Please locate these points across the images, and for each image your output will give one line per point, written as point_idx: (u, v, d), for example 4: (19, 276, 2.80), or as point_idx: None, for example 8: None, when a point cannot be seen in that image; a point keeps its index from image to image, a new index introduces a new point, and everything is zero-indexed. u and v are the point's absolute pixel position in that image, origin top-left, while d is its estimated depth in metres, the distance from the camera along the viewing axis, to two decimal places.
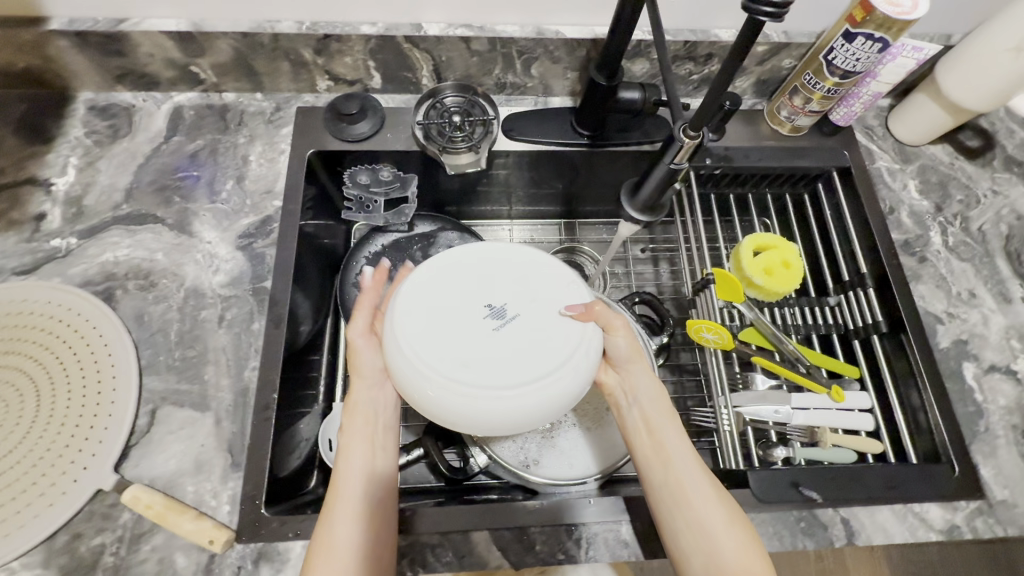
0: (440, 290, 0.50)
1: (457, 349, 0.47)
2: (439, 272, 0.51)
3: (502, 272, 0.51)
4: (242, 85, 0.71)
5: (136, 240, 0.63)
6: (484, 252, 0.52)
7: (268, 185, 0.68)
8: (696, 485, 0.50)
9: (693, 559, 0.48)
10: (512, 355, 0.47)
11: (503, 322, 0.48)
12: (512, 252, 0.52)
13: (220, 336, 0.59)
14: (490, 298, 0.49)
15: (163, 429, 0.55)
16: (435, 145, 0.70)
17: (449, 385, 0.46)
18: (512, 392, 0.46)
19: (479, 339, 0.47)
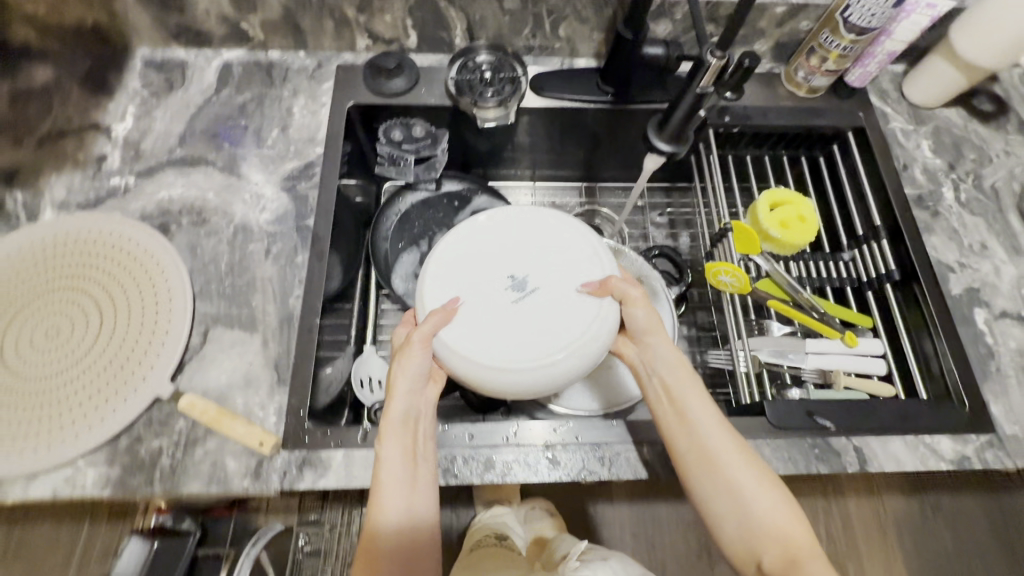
0: (466, 264, 0.57)
1: (484, 318, 0.53)
2: (465, 246, 0.58)
3: (522, 246, 0.57)
4: (288, 43, 0.76)
5: (189, 181, 0.68)
6: (504, 227, 0.59)
7: (310, 134, 0.72)
8: (724, 450, 0.51)
9: (729, 521, 0.49)
10: (533, 323, 0.53)
11: (524, 293, 0.55)
12: (529, 228, 0.59)
13: (266, 267, 0.64)
14: (512, 270, 0.56)
15: (215, 347, 0.60)
16: (467, 99, 0.73)
17: (478, 353, 0.52)
18: (535, 354, 0.52)
19: (503, 309, 0.54)
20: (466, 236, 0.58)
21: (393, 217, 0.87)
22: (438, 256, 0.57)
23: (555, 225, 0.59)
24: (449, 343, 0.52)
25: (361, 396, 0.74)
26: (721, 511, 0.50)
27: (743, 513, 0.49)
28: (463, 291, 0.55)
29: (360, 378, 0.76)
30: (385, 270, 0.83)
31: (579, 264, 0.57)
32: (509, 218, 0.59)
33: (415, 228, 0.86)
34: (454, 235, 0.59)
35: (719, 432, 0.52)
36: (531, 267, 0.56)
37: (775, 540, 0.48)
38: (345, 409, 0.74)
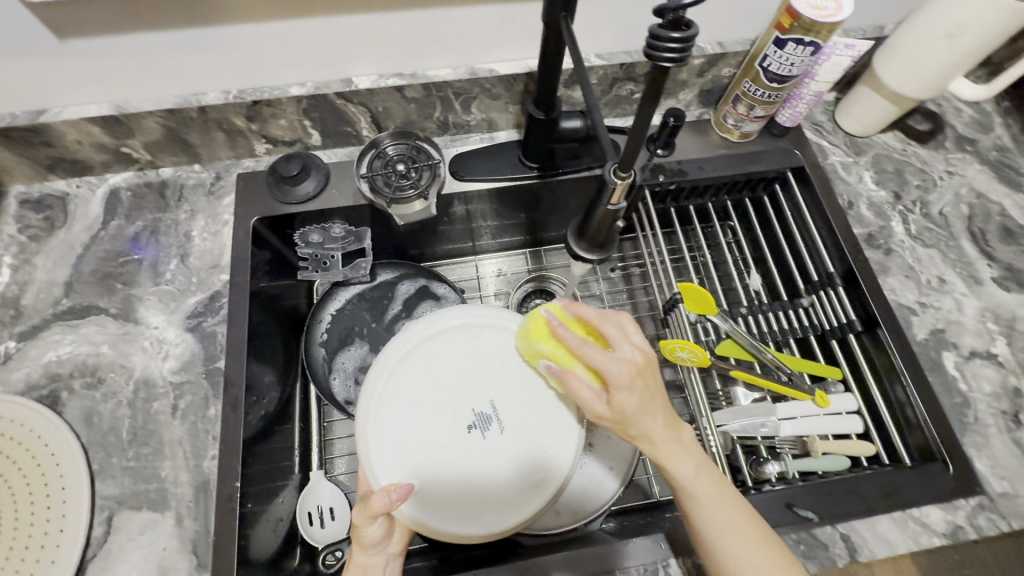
0: (417, 435, 0.52)
1: (468, 471, 0.52)
2: (401, 421, 0.53)
3: (459, 381, 0.54)
4: (179, 159, 0.69)
5: (80, 336, 0.61)
6: (429, 373, 0.55)
7: (214, 260, 0.66)
8: (698, 484, 0.44)
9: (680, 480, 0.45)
10: (516, 449, 0.52)
11: (489, 425, 0.53)
12: (425, 373, 0.55)
13: (175, 428, 0.57)
14: (463, 421, 0.53)
15: (122, 536, 0.52)
16: (383, 198, 0.67)
17: (488, 505, 0.51)
18: (560, 457, 0.52)
19: (481, 455, 0.52)
20: (396, 408, 0.53)
21: (326, 319, 0.79)
22: (376, 448, 0.51)
23: (434, 348, 0.56)
24: (453, 519, 0.50)
25: (310, 534, 0.68)
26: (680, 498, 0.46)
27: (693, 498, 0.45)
28: (431, 464, 0.51)
29: (308, 512, 0.69)
30: (323, 382, 0.75)
31: (491, 347, 0.56)
32: (428, 361, 0.55)
33: (352, 328, 0.79)
34: (379, 416, 0.53)
35: (679, 449, 0.45)
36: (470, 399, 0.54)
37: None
38: (296, 548, 0.68)
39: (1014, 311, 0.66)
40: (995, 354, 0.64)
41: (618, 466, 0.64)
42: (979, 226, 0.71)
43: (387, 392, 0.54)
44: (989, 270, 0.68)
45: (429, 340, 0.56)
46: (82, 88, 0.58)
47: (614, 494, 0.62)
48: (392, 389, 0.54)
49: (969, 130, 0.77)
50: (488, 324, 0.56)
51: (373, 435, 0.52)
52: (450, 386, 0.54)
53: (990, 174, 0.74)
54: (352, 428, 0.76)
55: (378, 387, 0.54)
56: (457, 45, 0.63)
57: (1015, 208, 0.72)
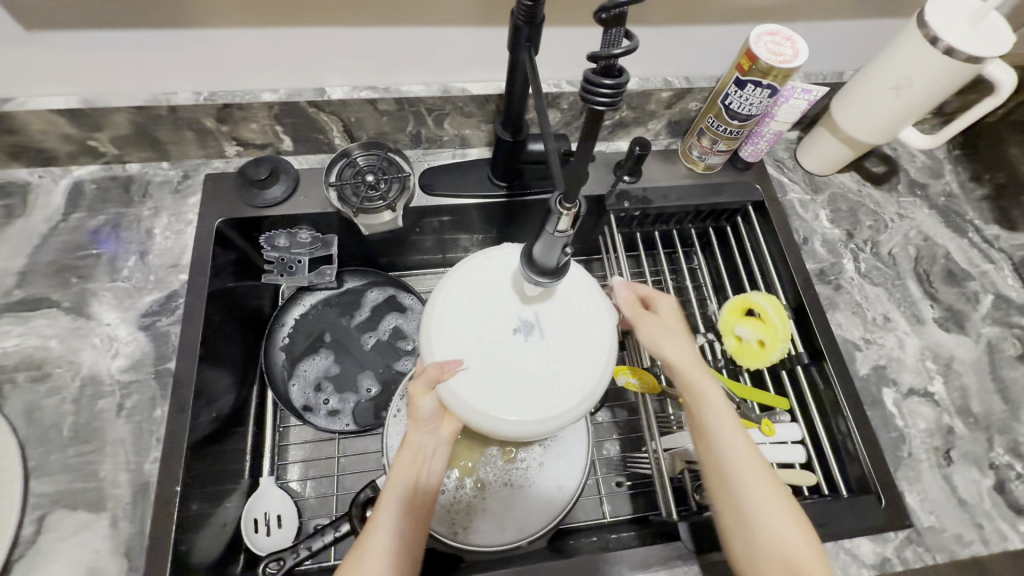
0: (464, 328, 0.49)
1: (507, 371, 0.48)
2: (453, 315, 0.49)
3: (509, 284, 0.51)
4: (147, 155, 0.69)
5: (28, 328, 0.60)
6: (484, 276, 0.51)
7: (174, 259, 0.65)
8: (720, 428, 0.52)
9: (721, 438, 0.51)
10: (559, 357, 0.49)
11: (532, 331, 0.50)
12: (484, 272, 0.52)
13: (118, 427, 0.56)
14: (510, 321, 0.50)
15: (54, 536, 0.51)
16: (350, 207, 0.68)
17: (523, 406, 0.47)
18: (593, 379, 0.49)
19: (522, 362, 0.48)
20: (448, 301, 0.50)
21: (288, 324, 0.79)
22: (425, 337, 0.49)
23: (498, 251, 0.52)
24: (485, 412, 0.47)
25: (255, 540, 0.67)
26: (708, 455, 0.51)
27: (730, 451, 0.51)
28: (471, 354, 0.48)
29: (254, 518, 0.68)
30: (281, 387, 0.75)
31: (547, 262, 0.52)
32: (488, 267, 0.51)
33: (316, 333, 0.79)
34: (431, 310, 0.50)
35: (707, 393, 0.54)
36: (523, 304, 0.50)
37: (785, 561, 0.45)
38: (239, 555, 0.67)
39: (953, 351, 0.69)
40: (932, 391, 0.66)
41: (566, 485, 0.64)
42: (925, 268, 0.74)
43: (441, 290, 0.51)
44: (931, 310, 0.72)
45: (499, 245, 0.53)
46: (50, 80, 0.58)
47: (560, 513, 0.62)
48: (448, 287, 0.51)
49: (921, 175, 0.81)
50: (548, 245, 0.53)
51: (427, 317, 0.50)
52: (502, 289, 0.51)
53: (938, 219, 0.78)
54: (307, 434, 0.76)
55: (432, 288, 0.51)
56: (431, 63, 0.64)
57: (959, 252, 0.76)
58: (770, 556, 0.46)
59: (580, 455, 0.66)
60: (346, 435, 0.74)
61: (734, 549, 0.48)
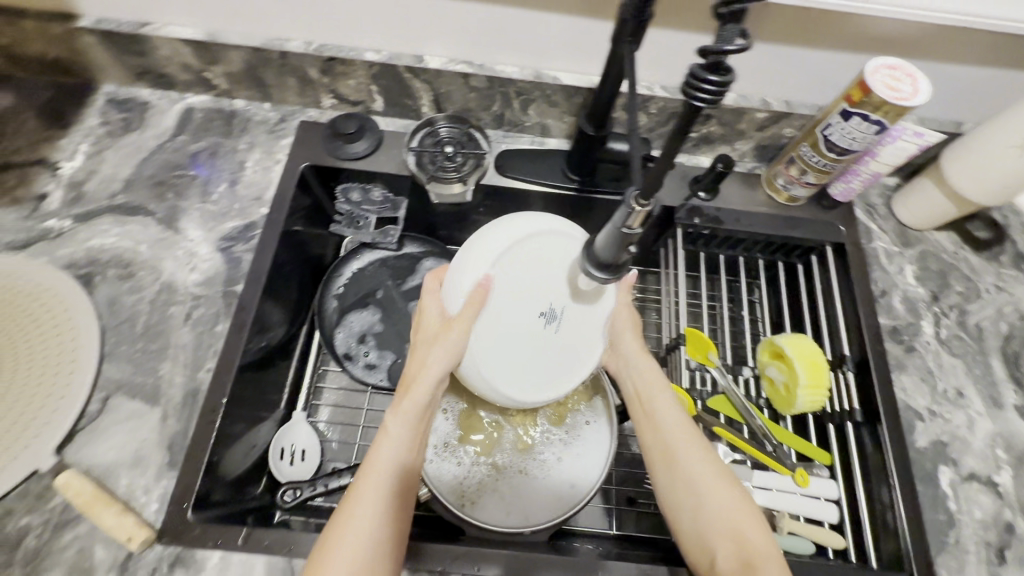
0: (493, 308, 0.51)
1: (524, 346, 0.53)
2: (490, 290, 0.51)
3: (533, 272, 0.52)
4: (252, 94, 0.74)
5: (125, 230, 0.66)
6: (540, 249, 0.52)
7: (258, 192, 0.70)
8: (677, 438, 0.57)
9: (682, 450, 0.56)
10: (568, 344, 0.55)
11: (553, 320, 0.53)
12: (513, 253, 0.51)
13: (183, 334, 0.61)
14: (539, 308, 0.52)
15: (111, 417, 0.57)
16: (425, 173, 0.70)
17: (527, 381, 0.54)
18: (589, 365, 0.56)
19: (542, 342, 0.53)
20: (498, 249, 0.50)
21: (345, 275, 0.82)
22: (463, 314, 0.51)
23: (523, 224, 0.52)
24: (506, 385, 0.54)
25: (279, 469, 0.71)
26: (670, 464, 0.56)
27: (677, 458, 0.56)
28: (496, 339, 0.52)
29: (280, 448, 0.72)
30: (328, 331, 0.78)
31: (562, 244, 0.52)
32: (546, 235, 0.52)
33: (369, 289, 0.82)
34: (478, 253, 0.51)
35: (666, 407, 0.59)
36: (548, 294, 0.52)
37: (728, 529, 0.52)
38: (261, 477, 0.71)
39: None
40: (997, 482, 0.60)
41: (580, 485, 0.63)
42: (1016, 349, 0.67)
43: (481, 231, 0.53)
44: (1013, 396, 0.65)
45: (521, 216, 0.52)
46: (184, 11, 0.64)
47: (568, 511, 0.61)
48: (504, 239, 0.51)
49: None
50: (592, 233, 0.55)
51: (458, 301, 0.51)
52: (528, 278, 0.52)
53: None
54: (342, 382, 0.79)
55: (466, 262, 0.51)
56: (528, 46, 0.65)
57: None
58: (716, 523, 0.52)
59: (599, 458, 0.65)
60: (378, 391, 0.77)
61: (675, 514, 0.54)
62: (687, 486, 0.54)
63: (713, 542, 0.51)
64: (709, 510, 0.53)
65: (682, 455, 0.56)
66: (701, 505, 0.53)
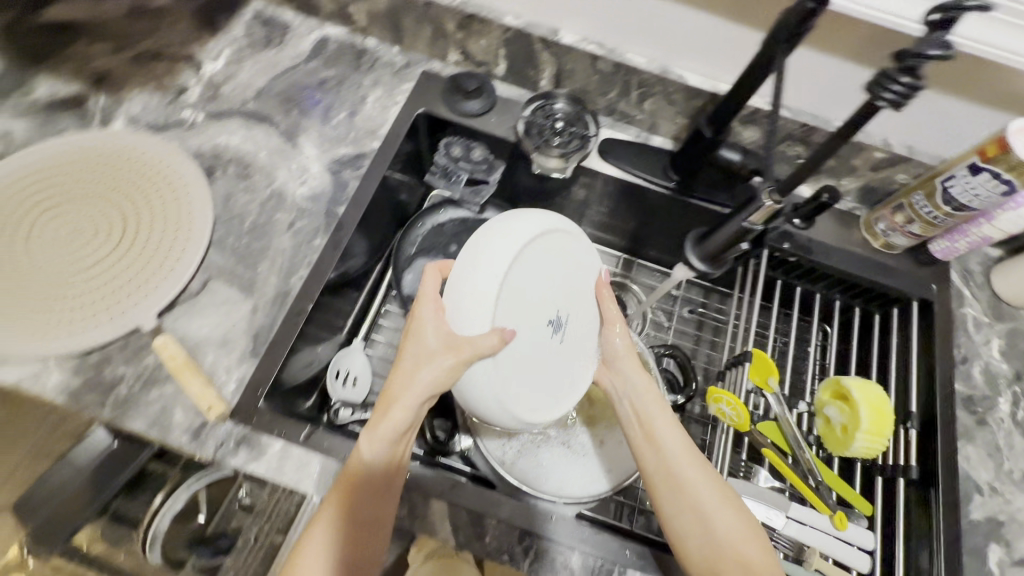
0: (512, 316, 0.53)
1: (537, 358, 0.56)
2: (507, 302, 0.52)
3: (540, 283, 0.56)
4: (385, 36, 0.78)
5: (250, 135, 0.71)
6: (529, 261, 0.54)
7: (373, 127, 0.73)
8: (679, 457, 0.56)
9: (685, 468, 0.56)
10: (569, 351, 0.60)
11: (559, 328, 0.58)
12: (522, 266, 0.53)
13: (284, 239, 0.65)
14: (548, 315, 0.57)
15: (208, 298, 0.61)
16: (531, 142, 0.73)
17: (545, 396, 0.57)
18: (582, 372, 0.62)
19: (551, 348, 0.58)
20: (495, 274, 0.50)
21: (427, 224, 0.84)
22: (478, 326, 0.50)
23: (531, 233, 0.54)
24: (526, 402, 0.55)
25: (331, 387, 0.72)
26: (673, 487, 0.55)
27: (680, 481, 0.55)
28: (514, 351, 0.53)
29: (336, 369, 0.73)
30: (399, 272, 0.81)
31: (558, 252, 0.58)
32: (529, 247, 0.54)
33: (443, 243, 0.84)
34: (475, 278, 0.51)
35: (664, 426, 0.59)
36: (557, 304, 0.58)
37: (733, 549, 0.51)
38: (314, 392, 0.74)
39: None
40: None
41: (617, 471, 0.64)
42: None
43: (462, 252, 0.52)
44: None
45: (524, 225, 0.54)
46: None
47: (602, 493, 0.63)
48: (489, 261, 0.51)
49: None
50: (567, 225, 0.60)
51: (474, 312, 0.50)
52: (536, 289, 0.55)
53: None
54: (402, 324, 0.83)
55: (479, 272, 0.51)
56: (663, 39, 0.66)
57: None
58: (721, 549, 0.51)
59: None
60: None
61: (683, 541, 0.53)
62: (693, 510, 0.54)
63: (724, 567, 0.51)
64: (717, 535, 0.52)
65: (685, 477, 0.55)
66: (709, 528, 0.53)
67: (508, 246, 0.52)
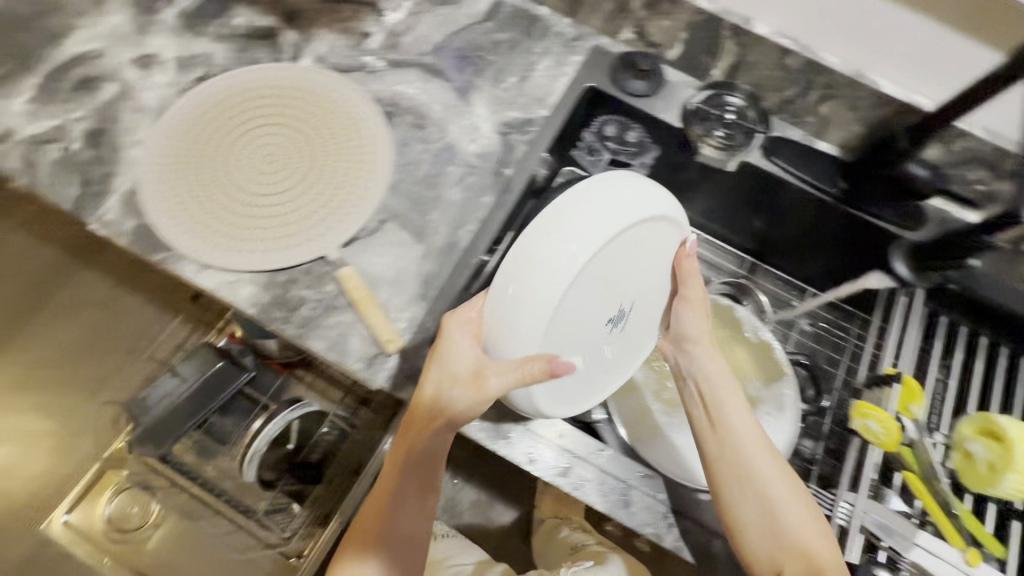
0: (567, 325, 0.52)
1: (591, 351, 0.57)
2: (563, 313, 0.50)
3: (608, 279, 0.53)
4: (561, 5, 0.78)
5: (426, 87, 0.72)
6: (603, 256, 0.50)
7: (541, 95, 0.74)
8: (749, 444, 0.58)
9: (753, 454, 0.57)
10: (626, 338, 0.61)
11: (620, 320, 0.58)
12: (596, 266, 0.51)
13: (454, 192, 0.67)
14: (610, 312, 0.56)
15: (382, 238, 0.63)
16: (697, 129, 0.72)
17: (577, 393, 0.59)
18: (632, 356, 0.64)
19: (607, 338, 0.59)
20: (573, 267, 0.48)
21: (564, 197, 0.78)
22: (527, 343, 0.50)
23: (609, 229, 0.49)
24: (566, 396, 0.58)
25: None
26: (738, 475, 0.57)
27: (744, 470, 0.57)
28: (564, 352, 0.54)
29: None
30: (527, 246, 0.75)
31: (636, 238, 0.54)
32: (606, 244, 0.50)
33: None
34: (546, 272, 0.48)
35: (735, 409, 0.59)
36: (621, 300, 0.56)
37: (799, 547, 0.54)
38: None
39: None
40: None
41: None
42: None
43: (531, 228, 0.49)
44: None
45: (600, 218, 0.49)
46: None
47: None
48: (569, 245, 0.47)
49: None
50: (653, 194, 0.53)
51: (528, 325, 0.49)
52: (604, 286, 0.53)
53: None
54: None
55: (540, 287, 0.48)
56: None
57: None
58: (787, 540, 0.54)
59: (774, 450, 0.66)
60: None
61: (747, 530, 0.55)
62: (763, 497, 0.56)
63: (784, 559, 0.54)
64: (778, 528, 0.55)
65: (749, 464, 0.57)
66: (771, 520, 0.55)
67: (580, 252, 0.48)
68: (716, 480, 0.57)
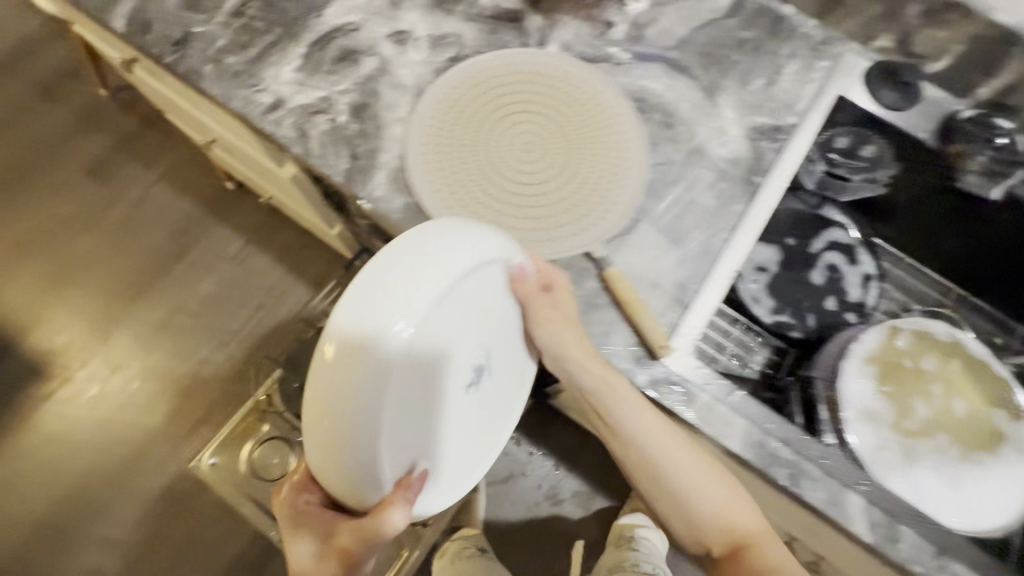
0: (414, 412, 0.50)
1: (463, 418, 0.57)
2: (403, 425, 0.49)
3: (438, 370, 0.51)
4: (813, 6, 0.73)
5: (672, 84, 0.70)
6: (433, 326, 0.47)
7: (790, 100, 0.71)
8: (657, 449, 0.58)
9: (693, 475, 0.58)
10: (486, 401, 0.60)
11: (480, 377, 0.57)
12: (416, 373, 0.48)
13: (707, 197, 0.65)
14: (467, 378, 0.55)
15: (638, 238, 0.63)
16: (960, 146, 0.70)
17: (478, 442, 0.62)
18: (484, 426, 0.62)
19: (474, 401, 0.58)
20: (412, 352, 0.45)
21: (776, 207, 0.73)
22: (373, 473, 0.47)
23: (418, 349, 0.47)
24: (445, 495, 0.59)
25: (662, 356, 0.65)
26: (680, 498, 0.59)
27: (680, 491, 0.59)
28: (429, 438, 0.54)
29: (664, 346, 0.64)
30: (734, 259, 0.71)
31: (459, 312, 0.52)
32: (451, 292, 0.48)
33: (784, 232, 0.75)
34: (341, 383, 0.44)
35: (656, 430, 0.57)
36: (480, 352, 0.56)
37: (731, 536, 0.59)
38: None
39: None
40: None
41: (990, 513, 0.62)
42: None
43: (359, 297, 0.44)
44: None
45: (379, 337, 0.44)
46: None
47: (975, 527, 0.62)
48: (400, 268, 0.45)
49: None
50: (466, 238, 0.49)
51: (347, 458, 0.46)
52: (431, 378, 0.50)
53: None
54: None
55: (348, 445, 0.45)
56: None
57: None
58: (713, 529, 0.59)
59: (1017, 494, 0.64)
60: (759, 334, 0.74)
61: (689, 528, 0.60)
62: (705, 513, 0.59)
63: (714, 544, 0.60)
64: (722, 528, 0.59)
65: (679, 487, 0.59)
66: (720, 522, 0.59)
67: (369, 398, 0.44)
68: (651, 493, 0.61)
